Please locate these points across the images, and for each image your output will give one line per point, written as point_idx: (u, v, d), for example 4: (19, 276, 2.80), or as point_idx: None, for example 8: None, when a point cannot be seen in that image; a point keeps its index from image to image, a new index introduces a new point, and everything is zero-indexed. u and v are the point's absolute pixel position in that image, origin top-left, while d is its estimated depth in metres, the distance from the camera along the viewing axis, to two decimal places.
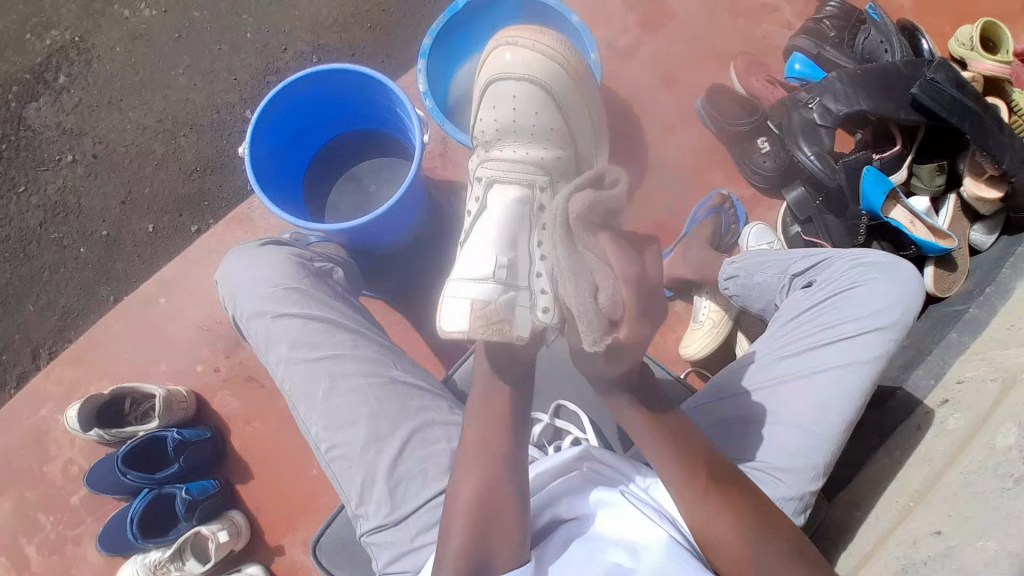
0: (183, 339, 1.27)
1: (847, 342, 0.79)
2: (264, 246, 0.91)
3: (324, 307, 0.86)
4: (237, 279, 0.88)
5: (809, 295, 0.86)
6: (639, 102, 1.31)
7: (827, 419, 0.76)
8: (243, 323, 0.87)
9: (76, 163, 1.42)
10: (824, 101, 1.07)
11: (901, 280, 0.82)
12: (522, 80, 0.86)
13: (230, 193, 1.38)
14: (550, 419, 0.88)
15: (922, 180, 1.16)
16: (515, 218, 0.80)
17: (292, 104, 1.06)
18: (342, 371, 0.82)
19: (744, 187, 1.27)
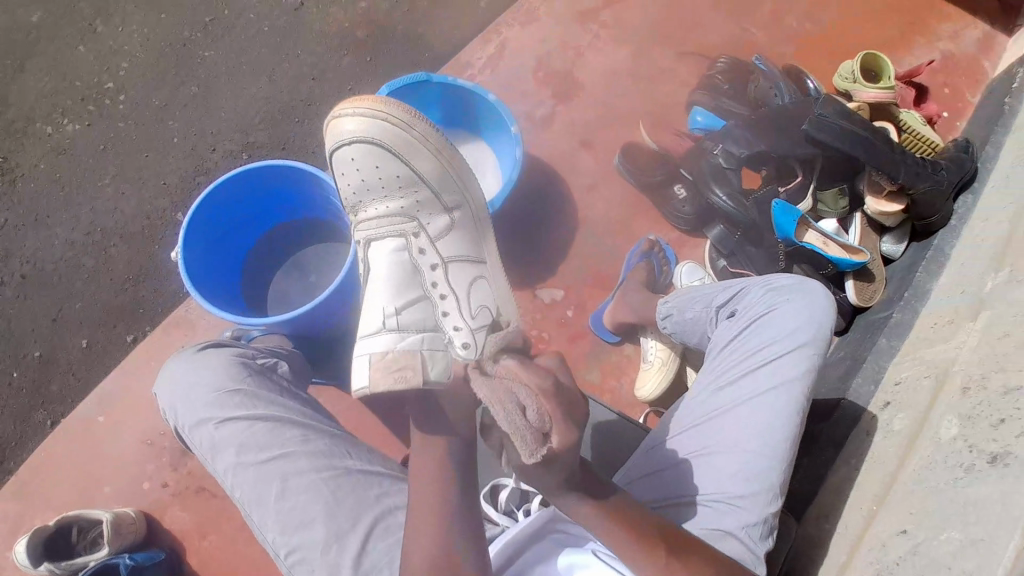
0: (124, 458, 1.22)
1: (774, 364, 0.83)
2: (203, 351, 0.90)
3: (268, 406, 0.85)
4: (176, 389, 0.87)
5: (733, 324, 0.91)
6: (563, 163, 1.39)
7: (772, 441, 0.79)
8: (187, 434, 0.85)
9: (3, 285, 1.38)
10: (726, 147, 1.20)
11: (812, 296, 0.87)
12: (354, 143, 0.90)
13: (166, 297, 1.36)
14: (515, 483, 0.88)
15: (827, 205, 1.25)
16: (400, 272, 0.88)
17: (225, 204, 1.08)
18: (294, 469, 0.80)
19: (670, 231, 1.35)
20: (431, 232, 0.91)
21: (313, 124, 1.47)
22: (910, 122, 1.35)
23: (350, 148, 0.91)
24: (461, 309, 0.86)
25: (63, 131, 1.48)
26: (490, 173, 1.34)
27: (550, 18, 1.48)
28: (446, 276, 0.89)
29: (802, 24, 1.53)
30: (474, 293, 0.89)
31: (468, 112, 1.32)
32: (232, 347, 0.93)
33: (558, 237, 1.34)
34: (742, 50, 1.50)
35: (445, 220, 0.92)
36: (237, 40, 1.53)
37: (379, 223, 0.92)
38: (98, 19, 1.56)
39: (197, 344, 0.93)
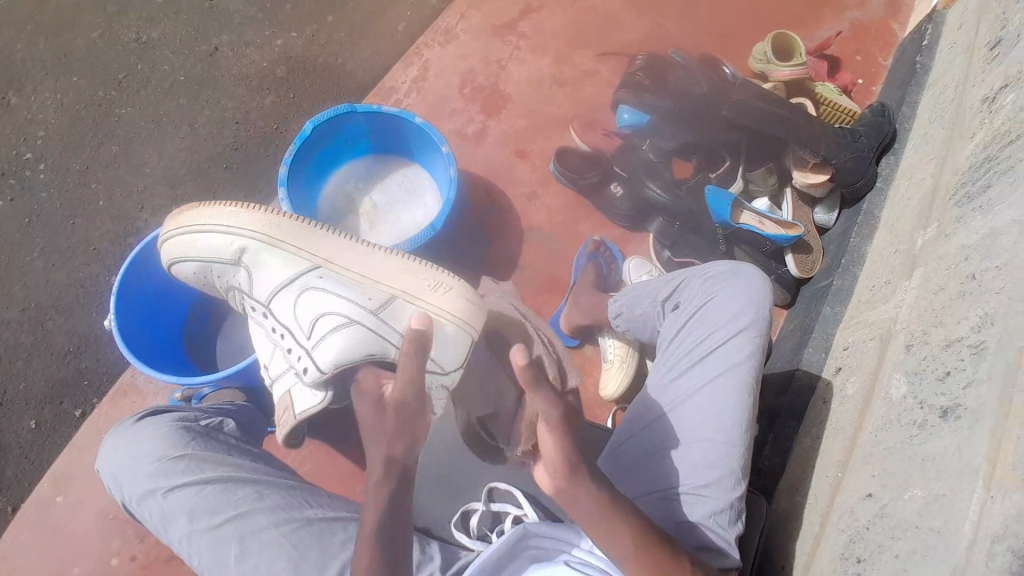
0: (88, 535, 1.17)
1: (720, 348, 0.85)
2: (142, 422, 0.87)
3: (216, 467, 0.82)
4: (118, 465, 0.84)
5: (679, 316, 0.93)
6: (498, 175, 1.39)
7: (729, 424, 0.80)
8: (135, 508, 0.83)
9: None
10: (653, 141, 1.28)
11: (747, 278, 0.89)
12: (176, 261, 0.95)
13: (111, 364, 1.31)
14: (485, 505, 0.88)
15: (759, 184, 1.29)
16: (260, 335, 0.94)
17: (157, 261, 1.05)
18: (251, 528, 0.78)
19: (612, 228, 1.36)
20: (240, 287, 0.93)
21: (242, 169, 1.44)
22: (827, 94, 1.40)
23: (192, 258, 0.94)
24: (298, 337, 0.89)
25: None
26: (429, 194, 1.33)
27: (468, 35, 1.49)
28: (273, 320, 0.91)
29: (711, 13, 1.57)
30: (306, 310, 0.89)
31: (398, 138, 1.31)
32: (175, 408, 0.91)
33: (504, 249, 1.34)
34: (657, 44, 1.53)
35: (240, 272, 0.91)
36: (154, 94, 1.51)
37: (228, 295, 0.98)
38: (8, 90, 1.52)
39: (135, 414, 0.90)
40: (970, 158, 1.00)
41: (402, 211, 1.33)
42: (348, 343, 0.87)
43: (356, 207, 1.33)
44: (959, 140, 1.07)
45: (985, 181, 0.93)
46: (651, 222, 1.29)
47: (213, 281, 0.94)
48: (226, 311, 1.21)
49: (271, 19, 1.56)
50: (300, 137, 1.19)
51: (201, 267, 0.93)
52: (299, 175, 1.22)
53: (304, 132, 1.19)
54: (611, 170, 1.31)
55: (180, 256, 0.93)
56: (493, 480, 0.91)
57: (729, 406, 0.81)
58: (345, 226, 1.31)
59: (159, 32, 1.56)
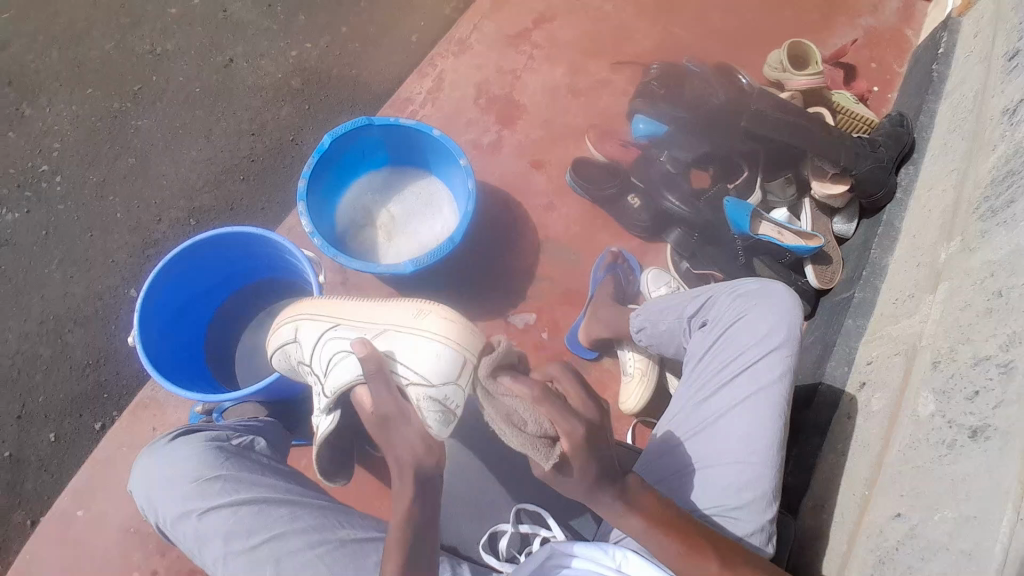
0: (108, 551, 1.17)
1: (750, 370, 0.84)
2: (177, 443, 0.87)
3: (252, 488, 0.83)
4: (154, 486, 0.84)
5: (707, 334, 0.92)
6: (514, 186, 1.39)
7: (763, 446, 0.80)
8: (170, 529, 0.83)
9: None
10: (672, 152, 1.28)
11: (777, 297, 0.88)
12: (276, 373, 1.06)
13: (129, 378, 1.31)
14: (514, 526, 0.87)
15: (777, 194, 1.29)
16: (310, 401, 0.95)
17: (180, 276, 1.05)
18: (285, 549, 0.78)
19: (629, 239, 1.36)
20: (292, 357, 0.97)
21: (258, 180, 1.45)
22: (843, 102, 1.39)
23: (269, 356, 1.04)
24: (322, 373, 0.90)
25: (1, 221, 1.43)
26: (447, 205, 1.33)
27: (483, 45, 1.49)
28: (312, 374, 0.93)
29: (725, 22, 1.56)
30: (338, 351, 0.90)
31: (415, 150, 1.31)
32: (212, 425, 0.93)
33: (522, 261, 1.34)
34: (673, 53, 1.52)
35: (282, 345, 0.98)
36: (170, 105, 1.51)
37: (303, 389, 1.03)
38: (24, 101, 1.53)
39: (169, 433, 0.91)
40: (993, 171, 0.99)
41: (420, 221, 1.33)
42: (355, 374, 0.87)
43: (373, 219, 1.33)
44: (980, 152, 1.06)
45: (1009, 195, 0.92)
46: (670, 234, 1.29)
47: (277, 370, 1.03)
48: (245, 325, 1.21)
49: (286, 30, 1.56)
50: (318, 150, 1.19)
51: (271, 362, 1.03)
52: (317, 188, 1.22)
53: (323, 144, 1.19)
54: (628, 181, 1.31)
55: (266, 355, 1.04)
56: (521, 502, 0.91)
57: (763, 429, 0.81)
58: (362, 237, 1.31)
59: (174, 43, 1.56)
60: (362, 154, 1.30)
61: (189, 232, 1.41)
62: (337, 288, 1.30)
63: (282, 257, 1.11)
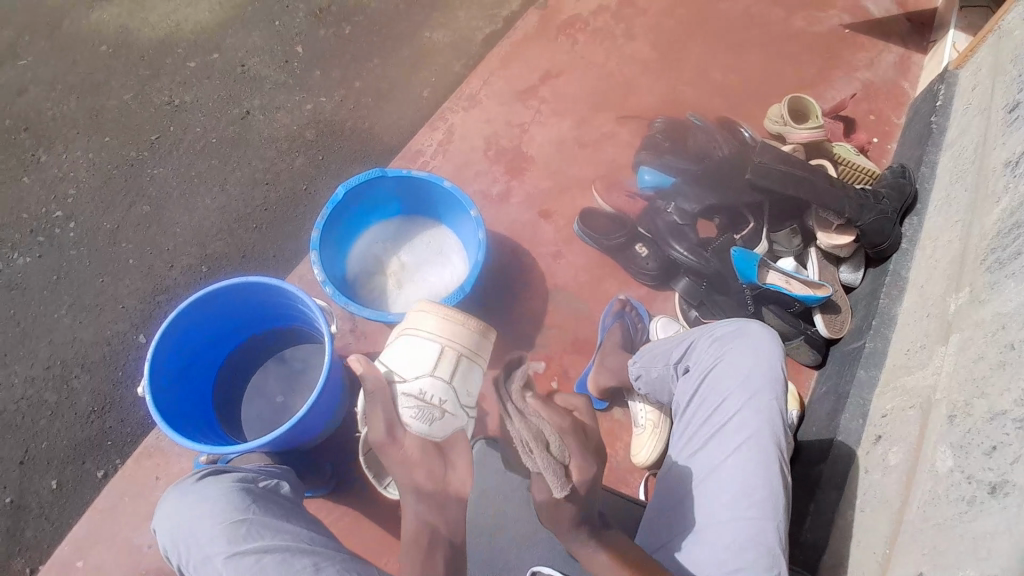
0: None
1: (733, 418, 0.85)
2: (208, 484, 0.86)
3: (276, 535, 0.81)
4: (180, 526, 0.83)
5: (691, 382, 0.93)
6: (524, 235, 1.41)
7: (751, 497, 0.79)
8: (192, 573, 0.80)
9: None
10: (679, 204, 1.29)
11: (755, 341, 0.89)
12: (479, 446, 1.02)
13: (135, 425, 1.31)
14: None
15: (783, 244, 1.30)
16: None
17: (192, 326, 1.06)
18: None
19: (638, 288, 1.36)
20: None
21: (271, 228, 1.46)
22: (845, 154, 1.42)
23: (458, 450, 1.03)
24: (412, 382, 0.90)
25: (13, 266, 1.44)
26: (456, 254, 1.34)
27: (492, 99, 1.53)
28: None
29: (728, 77, 1.61)
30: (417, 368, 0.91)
31: (426, 200, 1.33)
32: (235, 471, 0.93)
33: (531, 309, 1.34)
34: (678, 107, 1.56)
35: None
36: (185, 155, 1.54)
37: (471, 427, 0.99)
38: (41, 149, 1.56)
39: (201, 475, 0.90)
40: (998, 224, 1.01)
41: (429, 270, 1.34)
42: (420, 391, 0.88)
43: (383, 267, 1.34)
44: (983, 205, 1.08)
45: (1015, 249, 0.93)
46: (678, 283, 1.30)
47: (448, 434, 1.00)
48: (254, 373, 1.21)
49: (302, 83, 1.61)
50: (332, 201, 1.21)
51: None
52: (330, 238, 1.23)
53: (337, 195, 1.21)
54: (635, 231, 1.33)
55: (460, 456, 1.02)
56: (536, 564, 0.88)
57: (750, 480, 0.80)
58: (372, 285, 1.32)
59: (192, 95, 1.61)
60: (373, 204, 1.32)
61: (200, 278, 1.42)
62: (347, 335, 1.31)
63: (294, 306, 1.12)
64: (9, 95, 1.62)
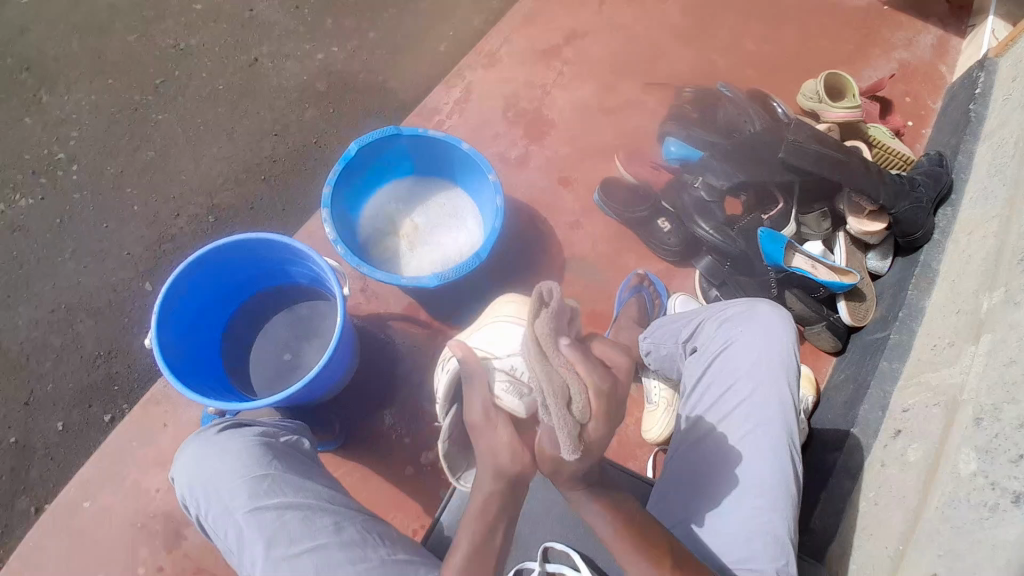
0: (109, 542, 1.14)
1: (738, 407, 0.83)
2: (226, 434, 0.85)
3: (300, 491, 0.82)
4: (199, 476, 0.82)
5: (699, 363, 0.90)
6: (542, 202, 1.36)
7: (749, 491, 0.78)
8: (211, 524, 0.81)
9: None
10: (707, 178, 1.24)
11: (763, 322, 0.85)
12: None
13: (140, 374, 1.28)
14: (541, 566, 0.86)
15: (812, 227, 1.27)
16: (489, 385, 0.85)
17: (199, 278, 1.02)
18: (331, 560, 0.76)
19: (659, 263, 1.33)
20: None
21: (280, 180, 1.42)
22: (880, 137, 1.37)
23: None
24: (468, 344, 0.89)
25: (14, 208, 1.40)
26: (472, 219, 1.30)
27: (514, 58, 1.47)
28: None
29: (760, 48, 1.54)
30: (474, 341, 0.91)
31: (441, 161, 1.28)
32: (254, 422, 0.92)
33: (546, 280, 1.31)
34: (708, 77, 1.50)
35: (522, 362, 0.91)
36: (192, 100, 1.48)
37: None
38: (42, 88, 1.50)
39: (217, 424, 0.89)
40: None
41: (445, 234, 1.30)
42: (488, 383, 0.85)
43: (396, 229, 1.30)
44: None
45: None
46: (699, 262, 1.27)
47: None
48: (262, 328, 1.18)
49: (315, 31, 1.54)
50: (345, 157, 1.16)
51: None
52: (341, 196, 1.19)
53: (350, 151, 1.16)
54: (659, 205, 1.29)
55: None
56: (549, 538, 0.90)
57: (749, 474, 0.79)
58: (385, 246, 1.28)
59: (199, 38, 1.54)
60: (385, 162, 1.26)
61: (208, 229, 1.38)
62: (357, 295, 1.27)
63: (304, 264, 1.08)
64: (9, 31, 1.55)
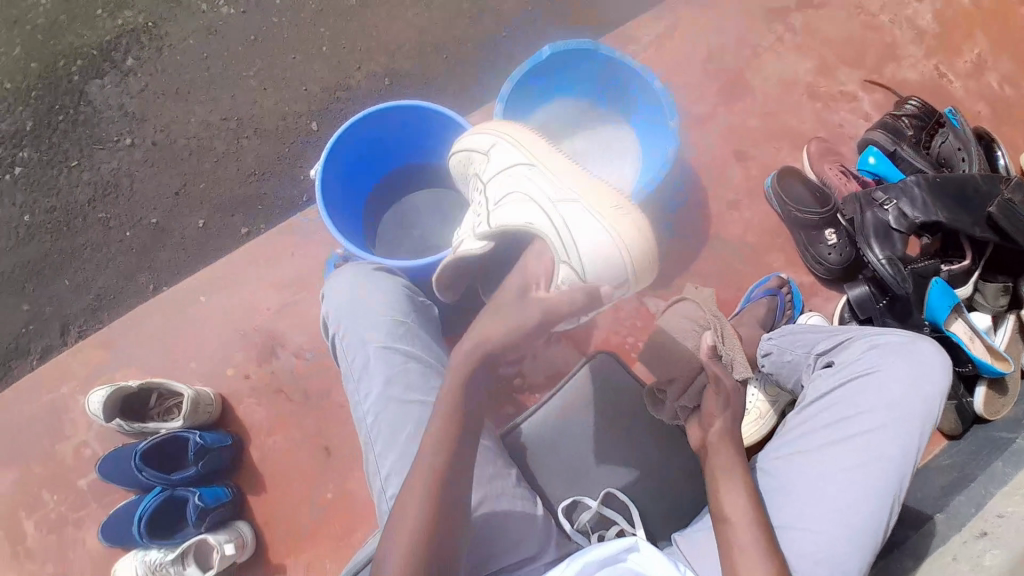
0: (213, 339, 1.39)
1: (862, 436, 0.77)
2: (382, 276, 1.02)
3: (425, 348, 0.96)
4: (350, 303, 0.98)
5: (830, 376, 0.84)
6: (707, 169, 1.30)
7: (842, 525, 0.73)
8: (345, 346, 0.96)
9: (134, 147, 1.48)
10: (900, 204, 1.10)
11: (921, 362, 0.80)
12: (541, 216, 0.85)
13: (279, 201, 1.44)
14: (598, 507, 0.89)
15: (985, 298, 1.16)
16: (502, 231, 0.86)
17: (372, 132, 1.08)
18: (431, 414, 0.88)
19: (803, 275, 1.26)
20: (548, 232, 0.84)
21: (461, 64, 1.43)
22: None
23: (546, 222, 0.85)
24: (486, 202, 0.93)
25: (216, 11, 1.49)
26: (631, 163, 1.26)
27: (733, 10, 1.37)
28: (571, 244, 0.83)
29: (1009, 84, 1.36)
30: (501, 184, 0.91)
31: (622, 95, 1.25)
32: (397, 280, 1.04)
33: (680, 248, 1.27)
34: (937, 97, 1.35)
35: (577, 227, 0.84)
36: None
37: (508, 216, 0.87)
38: None
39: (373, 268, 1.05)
40: None
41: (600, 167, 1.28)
42: (625, 268, 0.81)
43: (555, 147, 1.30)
44: None
45: None
46: (853, 287, 1.17)
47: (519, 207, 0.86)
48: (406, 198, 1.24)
49: None
50: (533, 60, 1.15)
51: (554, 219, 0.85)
52: (516, 98, 1.19)
53: (540, 55, 1.15)
54: (835, 214, 1.20)
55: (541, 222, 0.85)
56: (612, 486, 0.92)
57: (845, 499, 0.74)
58: None
59: None
60: (569, 77, 1.24)
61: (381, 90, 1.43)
62: None
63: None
64: None
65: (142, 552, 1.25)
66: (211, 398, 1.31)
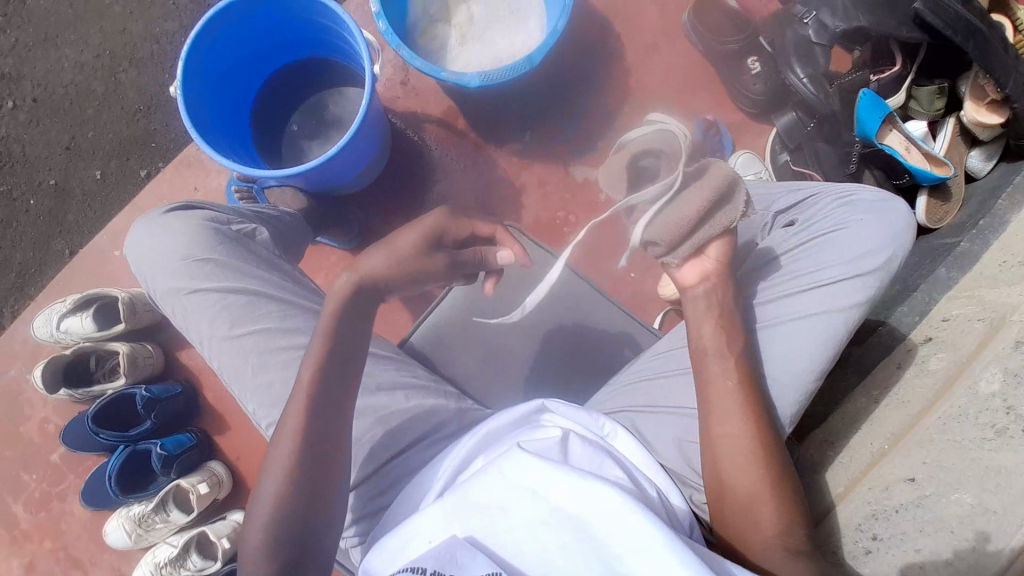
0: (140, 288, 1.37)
1: (848, 278, 0.76)
2: (167, 220, 0.89)
3: (197, 306, 0.84)
4: (144, 262, 0.88)
5: (793, 235, 0.84)
6: (619, 19, 1.26)
7: (781, 397, 0.74)
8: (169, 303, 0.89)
9: (17, 109, 1.45)
10: (820, 16, 1.04)
11: (892, 222, 0.79)
12: (86, 318, 1.27)
13: (175, 133, 1.42)
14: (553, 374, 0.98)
15: (921, 104, 1.12)
16: (78, 319, 1.28)
17: (226, 36, 1.03)
18: (271, 346, 0.82)
19: (731, 111, 1.24)
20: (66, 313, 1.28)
21: None
22: None
23: (69, 324, 1.28)
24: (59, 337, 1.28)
25: None
26: (534, 20, 1.17)
27: None
28: (62, 331, 1.28)
29: None
30: (56, 333, 1.28)
31: None
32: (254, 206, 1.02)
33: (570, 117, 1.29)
34: None
35: (70, 321, 1.28)
36: None
37: (75, 321, 1.28)
38: None
39: (168, 206, 0.92)
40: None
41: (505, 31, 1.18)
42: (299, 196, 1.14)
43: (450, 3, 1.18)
44: None
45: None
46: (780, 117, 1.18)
47: (70, 317, 1.28)
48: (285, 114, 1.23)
49: None
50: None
51: (74, 315, 1.28)
52: None
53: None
54: (755, 39, 1.17)
55: (72, 320, 1.28)
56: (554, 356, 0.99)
57: (797, 343, 0.75)
58: (433, 35, 1.17)
59: None
60: None
61: None
62: (396, 86, 1.29)
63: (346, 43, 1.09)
64: None
65: (124, 508, 1.27)
66: (150, 349, 1.31)
